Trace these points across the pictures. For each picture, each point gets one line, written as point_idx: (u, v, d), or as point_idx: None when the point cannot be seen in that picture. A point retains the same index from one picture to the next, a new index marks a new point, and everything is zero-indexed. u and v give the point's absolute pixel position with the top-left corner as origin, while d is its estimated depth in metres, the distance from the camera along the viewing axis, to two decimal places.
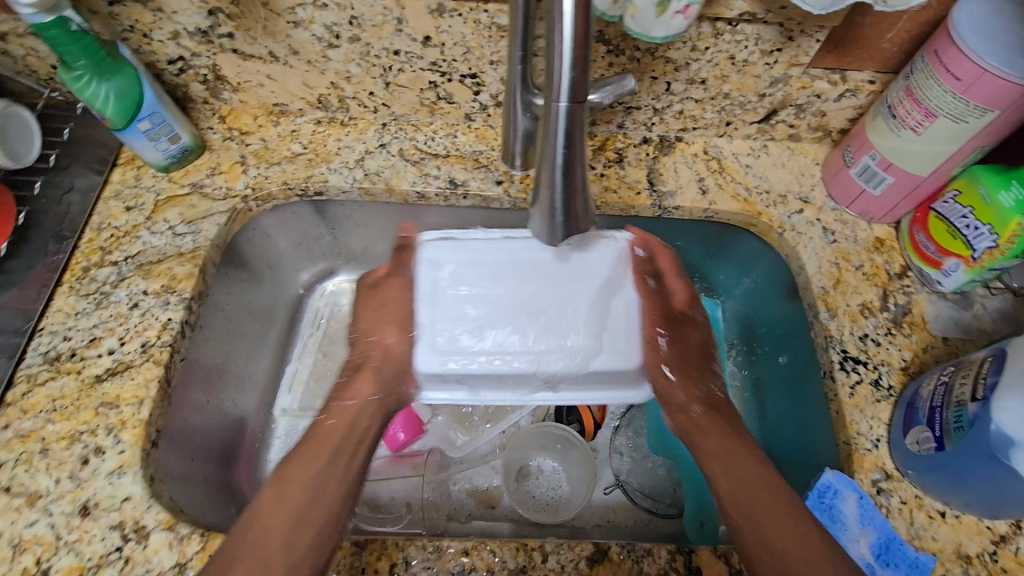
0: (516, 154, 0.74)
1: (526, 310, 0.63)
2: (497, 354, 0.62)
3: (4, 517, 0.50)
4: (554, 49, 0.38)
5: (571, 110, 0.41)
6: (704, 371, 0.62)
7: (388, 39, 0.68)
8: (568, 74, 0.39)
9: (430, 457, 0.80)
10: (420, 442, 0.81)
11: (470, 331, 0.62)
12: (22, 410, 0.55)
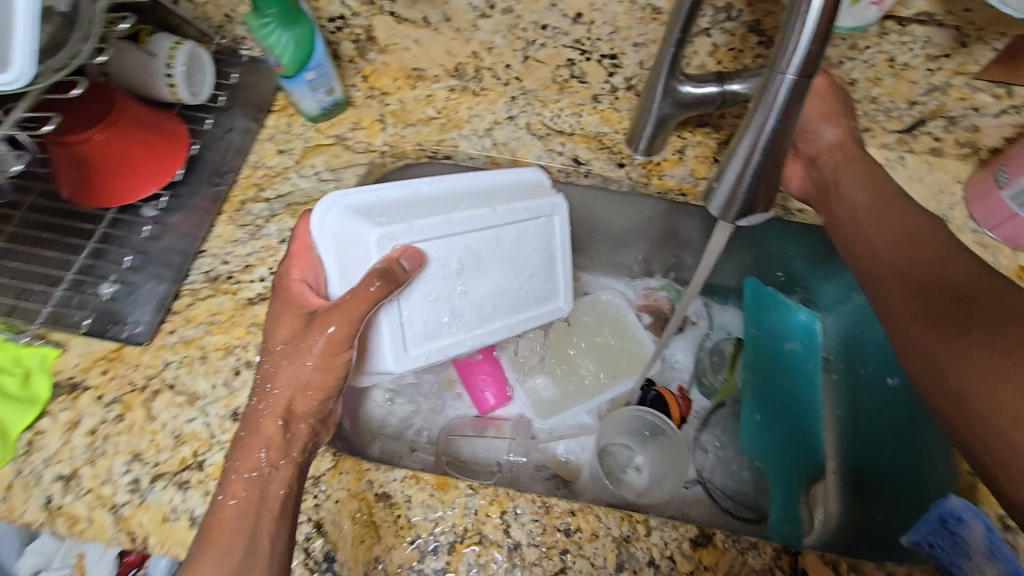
0: (643, 137, 0.73)
1: (481, 280, 0.60)
2: (468, 328, 0.60)
3: (168, 411, 0.57)
4: (795, 20, 0.38)
5: (796, 84, 0.40)
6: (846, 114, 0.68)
7: (539, 13, 0.69)
8: (804, 48, 0.39)
9: (516, 423, 0.82)
10: (505, 409, 0.83)
11: (440, 319, 0.58)
12: (186, 318, 0.62)
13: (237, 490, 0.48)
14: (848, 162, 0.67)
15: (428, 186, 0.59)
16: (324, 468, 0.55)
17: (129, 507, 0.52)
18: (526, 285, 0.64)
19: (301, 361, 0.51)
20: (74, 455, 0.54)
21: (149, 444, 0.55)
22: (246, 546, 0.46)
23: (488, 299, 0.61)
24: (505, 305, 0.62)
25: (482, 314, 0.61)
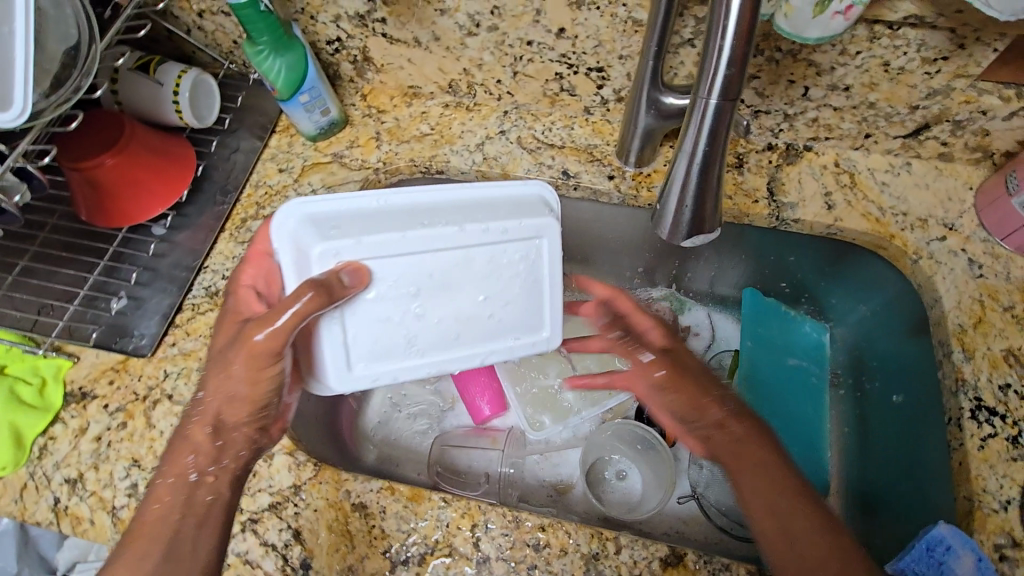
0: (632, 151, 0.73)
1: (443, 301, 0.56)
2: (425, 355, 0.57)
3: (166, 419, 0.61)
4: (712, 46, 0.43)
5: (719, 107, 0.45)
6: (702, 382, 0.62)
7: (523, 29, 0.69)
8: (723, 72, 0.44)
9: (510, 434, 0.83)
10: (501, 419, 0.85)
11: (391, 339, 0.55)
12: (186, 331, 0.66)
13: (162, 496, 0.51)
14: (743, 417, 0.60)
15: (397, 196, 0.56)
16: (305, 477, 0.57)
17: (127, 510, 0.56)
18: (500, 309, 0.59)
19: (227, 371, 0.52)
20: (80, 460, 0.59)
21: (147, 450, 0.59)
22: (169, 548, 0.49)
23: (453, 324, 0.57)
24: (473, 329, 0.58)
25: (446, 340, 0.57)
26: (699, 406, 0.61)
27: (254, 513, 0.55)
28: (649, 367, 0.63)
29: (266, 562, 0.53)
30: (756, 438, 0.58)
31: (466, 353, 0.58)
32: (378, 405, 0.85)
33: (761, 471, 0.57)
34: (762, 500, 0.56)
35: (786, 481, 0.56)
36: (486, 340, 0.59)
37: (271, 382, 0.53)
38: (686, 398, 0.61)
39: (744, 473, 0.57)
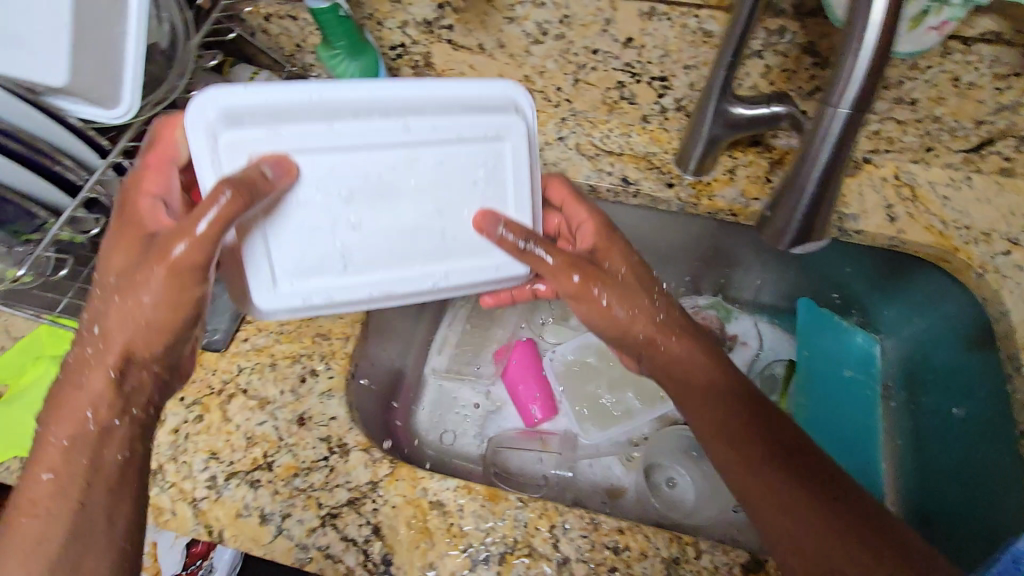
0: (693, 158, 0.73)
1: (380, 210, 0.53)
2: (361, 276, 0.53)
3: (241, 413, 0.61)
4: (847, 60, 0.45)
5: (849, 118, 0.48)
6: (642, 298, 0.59)
7: (590, 38, 0.69)
8: (857, 85, 0.46)
9: (563, 437, 0.84)
10: (552, 422, 0.85)
11: (322, 252, 0.52)
12: (258, 327, 0.67)
13: (54, 460, 0.49)
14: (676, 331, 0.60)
15: (323, 90, 0.49)
16: (382, 473, 0.58)
17: (207, 502, 0.57)
18: (450, 227, 0.55)
19: (137, 297, 0.48)
20: (160, 451, 0.60)
21: (224, 443, 0.60)
22: (78, 514, 0.48)
23: (402, 240, 0.54)
24: (426, 249, 0.55)
25: (390, 255, 0.54)
26: (621, 325, 0.59)
27: (333, 508, 0.56)
28: (565, 272, 0.57)
29: (348, 557, 0.54)
30: (688, 350, 0.60)
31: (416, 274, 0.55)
32: (429, 406, 0.87)
33: (710, 388, 0.58)
34: (698, 425, 0.57)
35: (728, 395, 0.57)
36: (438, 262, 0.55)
37: (194, 302, 0.50)
38: (548, 273, 0.57)
39: (698, 393, 0.58)
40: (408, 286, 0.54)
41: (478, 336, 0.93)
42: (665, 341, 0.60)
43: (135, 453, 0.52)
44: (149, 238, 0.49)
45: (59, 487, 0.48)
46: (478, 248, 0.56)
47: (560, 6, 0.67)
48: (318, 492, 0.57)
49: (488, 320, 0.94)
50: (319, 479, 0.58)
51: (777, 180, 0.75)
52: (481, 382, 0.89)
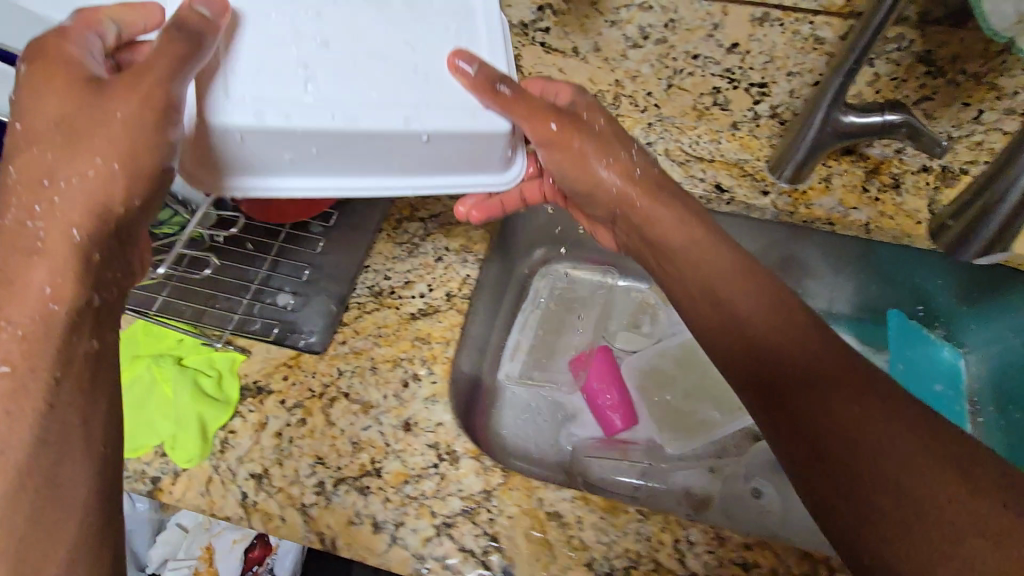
0: (791, 164, 0.71)
1: (348, 48, 0.53)
2: (328, 104, 0.50)
3: (345, 418, 0.60)
4: None
5: None
6: (609, 148, 0.62)
7: (693, 43, 0.67)
8: None
9: (643, 447, 0.82)
10: (631, 432, 0.83)
11: (285, 83, 0.50)
12: (355, 330, 0.65)
13: (11, 352, 0.40)
14: (655, 200, 0.62)
15: None
16: (495, 482, 0.56)
17: (317, 508, 0.56)
18: (417, 72, 0.53)
19: (86, 143, 0.44)
20: (265, 455, 0.58)
21: (330, 448, 0.58)
22: (47, 419, 0.40)
23: (365, 85, 0.52)
24: (399, 93, 0.52)
25: (361, 99, 0.51)
26: (585, 164, 0.61)
27: (448, 517, 0.55)
28: (543, 119, 0.57)
29: (467, 568, 0.53)
30: (665, 211, 0.61)
31: (387, 117, 0.51)
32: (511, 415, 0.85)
33: (694, 253, 0.60)
34: (694, 310, 0.59)
35: (751, 287, 0.57)
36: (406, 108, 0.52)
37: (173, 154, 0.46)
38: (521, 119, 0.55)
39: (690, 262, 0.60)
40: (373, 117, 0.51)
41: (550, 341, 0.91)
42: (639, 194, 0.62)
43: (107, 346, 0.45)
44: (100, 81, 0.46)
45: (17, 384, 0.40)
46: (453, 101, 0.53)
47: (668, 10, 0.65)
48: (430, 500, 0.56)
49: (560, 325, 0.92)
50: (430, 487, 0.56)
51: (873, 190, 0.73)
52: (558, 389, 0.87)
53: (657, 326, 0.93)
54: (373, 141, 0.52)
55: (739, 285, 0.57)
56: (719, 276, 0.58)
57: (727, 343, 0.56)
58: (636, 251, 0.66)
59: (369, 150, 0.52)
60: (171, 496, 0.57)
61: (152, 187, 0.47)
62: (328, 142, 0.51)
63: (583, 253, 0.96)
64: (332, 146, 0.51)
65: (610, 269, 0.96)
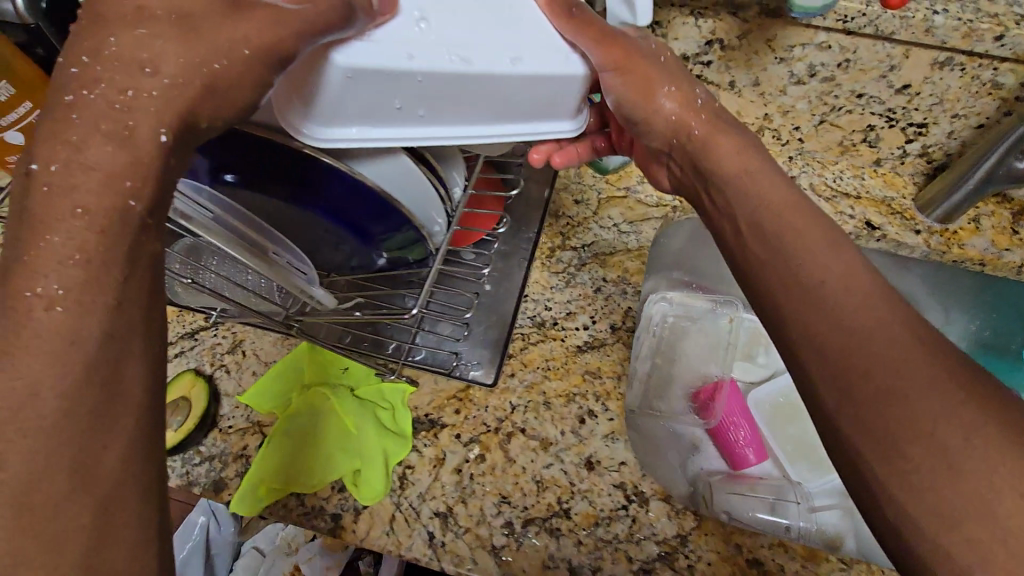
0: (947, 205, 0.71)
1: None
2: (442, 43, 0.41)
3: (525, 454, 0.59)
4: None
5: None
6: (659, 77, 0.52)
7: (862, 83, 0.67)
8: None
9: (763, 483, 0.77)
10: (751, 468, 0.79)
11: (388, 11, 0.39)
12: (522, 362, 0.64)
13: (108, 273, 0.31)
14: (710, 138, 0.53)
15: None
16: (689, 526, 0.55)
17: (509, 550, 0.54)
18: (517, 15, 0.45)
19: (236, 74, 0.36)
20: (447, 492, 0.57)
21: (514, 487, 0.57)
22: (120, 328, 0.30)
23: (479, 31, 0.42)
24: (504, 38, 0.43)
25: (458, 33, 0.42)
26: (649, 93, 0.52)
27: (646, 563, 0.54)
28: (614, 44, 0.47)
29: None
30: (725, 139, 0.52)
31: (490, 55, 0.42)
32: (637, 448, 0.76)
33: (750, 184, 0.50)
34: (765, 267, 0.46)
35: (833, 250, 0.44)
36: (507, 50, 0.43)
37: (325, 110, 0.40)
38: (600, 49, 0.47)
39: (745, 193, 0.49)
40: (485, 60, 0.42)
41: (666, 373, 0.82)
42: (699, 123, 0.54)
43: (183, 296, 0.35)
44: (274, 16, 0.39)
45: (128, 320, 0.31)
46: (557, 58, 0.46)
47: (848, 50, 0.64)
48: (626, 544, 0.55)
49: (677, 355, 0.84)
50: (623, 530, 0.55)
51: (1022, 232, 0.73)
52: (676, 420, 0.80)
53: (770, 356, 0.90)
54: (483, 92, 0.43)
55: (794, 215, 0.46)
56: (768, 205, 0.47)
57: (768, 273, 0.45)
58: (689, 192, 0.57)
59: (477, 105, 0.44)
60: (353, 535, 0.55)
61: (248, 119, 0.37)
62: (430, 91, 0.41)
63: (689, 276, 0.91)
64: (433, 95, 0.42)
65: (725, 298, 0.89)
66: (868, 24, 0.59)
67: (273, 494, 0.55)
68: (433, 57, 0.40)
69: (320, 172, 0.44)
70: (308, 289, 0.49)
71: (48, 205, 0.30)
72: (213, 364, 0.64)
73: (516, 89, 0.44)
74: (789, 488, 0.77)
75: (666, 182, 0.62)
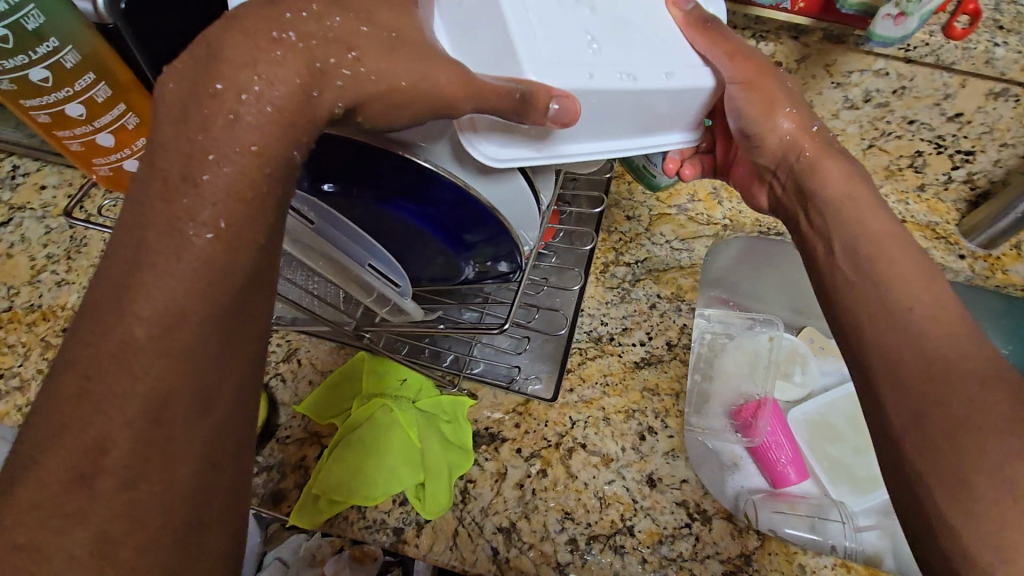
0: (994, 229, 0.72)
1: None
2: (615, 58, 0.41)
3: (587, 470, 0.59)
4: None
5: None
6: (777, 103, 0.52)
7: (916, 109, 0.69)
8: None
9: (808, 503, 0.71)
10: (795, 487, 0.72)
11: (568, 37, 0.39)
12: (581, 377, 0.64)
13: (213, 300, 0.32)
14: (815, 164, 0.53)
15: None
16: (752, 546, 0.56)
17: (574, 567, 0.54)
18: (662, 29, 0.45)
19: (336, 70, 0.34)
20: (509, 507, 0.56)
21: (577, 503, 0.57)
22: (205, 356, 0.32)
23: (639, 47, 0.43)
24: (657, 52, 0.44)
25: (616, 47, 0.41)
26: (771, 108, 0.51)
27: None
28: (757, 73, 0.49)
29: None
30: (835, 164, 0.52)
31: (644, 69, 0.42)
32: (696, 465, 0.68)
33: (851, 207, 0.50)
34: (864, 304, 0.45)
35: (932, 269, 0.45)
36: (654, 63, 0.43)
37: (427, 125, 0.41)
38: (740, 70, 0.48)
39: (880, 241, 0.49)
40: (648, 77, 0.42)
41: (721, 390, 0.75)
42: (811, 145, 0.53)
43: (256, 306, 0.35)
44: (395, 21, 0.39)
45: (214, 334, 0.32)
46: (697, 73, 0.46)
47: (904, 78, 0.65)
48: (690, 562, 0.55)
49: (731, 368, 0.77)
50: (687, 548, 0.55)
51: None
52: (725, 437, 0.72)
53: (806, 375, 0.84)
54: (639, 106, 0.43)
55: (912, 260, 0.46)
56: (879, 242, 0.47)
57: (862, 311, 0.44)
58: (786, 215, 0.57)
59: (627, 121, 0.44)
60: (416, 550, 0.55)
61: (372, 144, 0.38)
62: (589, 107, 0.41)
63: (730, 293, 0.85)
64: (598, 114, 0.42)
65: (764, 316, 0.82)
66: (929, 54, 0.61)
67: (335, 507, 0.55)
68: (608, 76, 0.40)
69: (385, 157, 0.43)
70: (401, 301, 0.52)
71: (194, 223, 0.31)
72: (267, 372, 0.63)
73: (663, 102, 0.45)
74: (831, 506, 0.71)
75: (763, 201, 0.61)
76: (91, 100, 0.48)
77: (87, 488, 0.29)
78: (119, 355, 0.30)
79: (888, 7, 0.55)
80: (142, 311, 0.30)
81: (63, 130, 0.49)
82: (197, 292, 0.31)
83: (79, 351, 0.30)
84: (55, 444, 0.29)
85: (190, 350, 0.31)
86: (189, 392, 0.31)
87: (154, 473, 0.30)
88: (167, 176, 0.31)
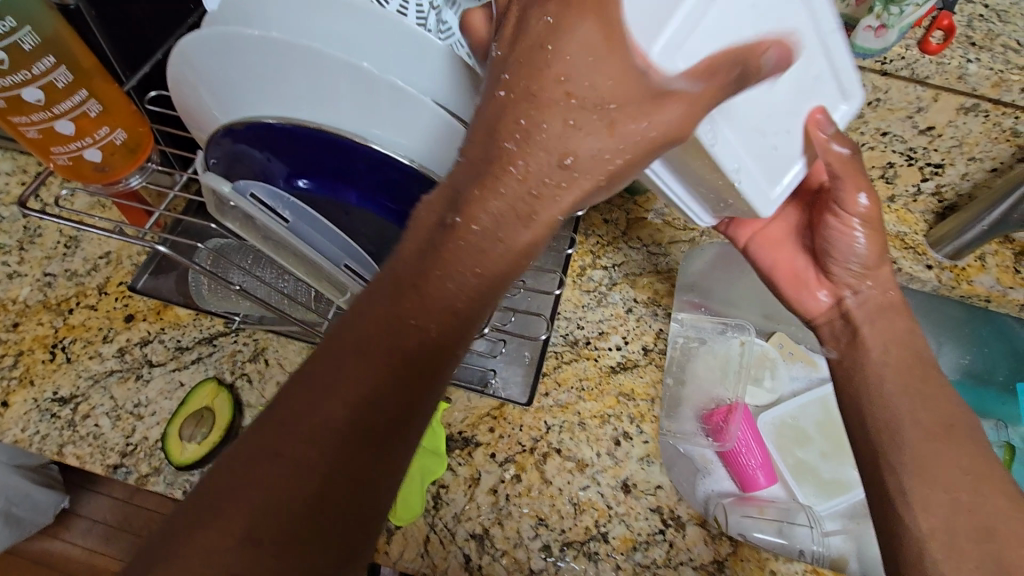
0: (959, 242, 0.74)
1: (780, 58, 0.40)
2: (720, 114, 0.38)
3: (562, 475, 0.58)
4: None
5: None
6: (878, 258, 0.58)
7: (889, 122, 0.71)
8: None
9: (777, 506, 0.72)
10: (767, 490, 0.73)
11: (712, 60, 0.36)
12: (556, 381, 0.63)
13: (360, 391, 0.33)
14: (892, 309, 0.58)
15: None
16: (725, 552, 0.56)
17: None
18: (779, 135, 0.43)
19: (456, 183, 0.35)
20: (482, 513, 0.55)
21: (551, 509, 0.56)
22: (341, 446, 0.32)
23: (746, 128, 0.41)
24: (752, 143, 0.42)
25: (766, 152, 0.43)
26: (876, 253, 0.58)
27: None
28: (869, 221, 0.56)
29: None
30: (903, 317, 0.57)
31: (732, 147, 0.40)
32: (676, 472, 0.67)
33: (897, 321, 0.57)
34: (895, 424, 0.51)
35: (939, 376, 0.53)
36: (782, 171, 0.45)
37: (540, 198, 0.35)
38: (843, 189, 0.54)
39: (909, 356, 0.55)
40: (726, 153, 0.40)
41: (694, 397, 0.75)
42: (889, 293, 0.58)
43: (398, 417, 0.34)
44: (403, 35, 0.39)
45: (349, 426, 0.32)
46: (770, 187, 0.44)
47: (879, 90, 0.68)
48: (663, 570, 0.54)
49: (707, 375, 0.77)
50: (661, 555, 0.55)
51: None
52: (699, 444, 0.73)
53: (776, 380, 0.85)
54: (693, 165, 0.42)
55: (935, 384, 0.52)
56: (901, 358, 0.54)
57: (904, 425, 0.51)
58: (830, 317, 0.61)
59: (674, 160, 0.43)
60: (386, 557, 0.54)
61: (444, 214, 0.35)
62: (716, 185, 0.44)
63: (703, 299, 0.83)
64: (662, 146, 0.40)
65: (737, 320, 0.82)
66: (905, 67, 0.63)
67: None
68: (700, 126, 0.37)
69: (350, 149, 0.42)
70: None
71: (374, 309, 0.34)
72: (232, 373, 0.61)
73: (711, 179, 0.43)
74: (799, 510, 0.72)
75: (810, 306, 0.62)
76: (51, 85, 0.44)
77: (255, 550, 0.30)
78: (315, 429, 0.32)
79: (870, 19, 0.57)
80: (343, 396, 0.33)
81: (18, 116, 0.43)
82: (397, 391, 0.34)
83: (281, 414, 0.33)
84: (239, 502, 0.31)
85: (377, 438, 0.33)
86: (358, 483, 0.33)
87: (307, 548, 0.31)
88: (396, 285, 0.35)
